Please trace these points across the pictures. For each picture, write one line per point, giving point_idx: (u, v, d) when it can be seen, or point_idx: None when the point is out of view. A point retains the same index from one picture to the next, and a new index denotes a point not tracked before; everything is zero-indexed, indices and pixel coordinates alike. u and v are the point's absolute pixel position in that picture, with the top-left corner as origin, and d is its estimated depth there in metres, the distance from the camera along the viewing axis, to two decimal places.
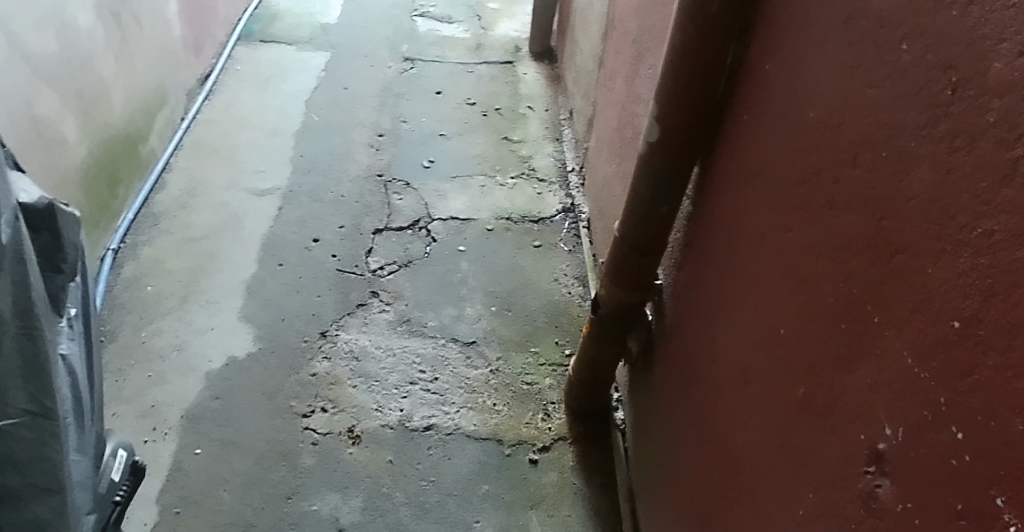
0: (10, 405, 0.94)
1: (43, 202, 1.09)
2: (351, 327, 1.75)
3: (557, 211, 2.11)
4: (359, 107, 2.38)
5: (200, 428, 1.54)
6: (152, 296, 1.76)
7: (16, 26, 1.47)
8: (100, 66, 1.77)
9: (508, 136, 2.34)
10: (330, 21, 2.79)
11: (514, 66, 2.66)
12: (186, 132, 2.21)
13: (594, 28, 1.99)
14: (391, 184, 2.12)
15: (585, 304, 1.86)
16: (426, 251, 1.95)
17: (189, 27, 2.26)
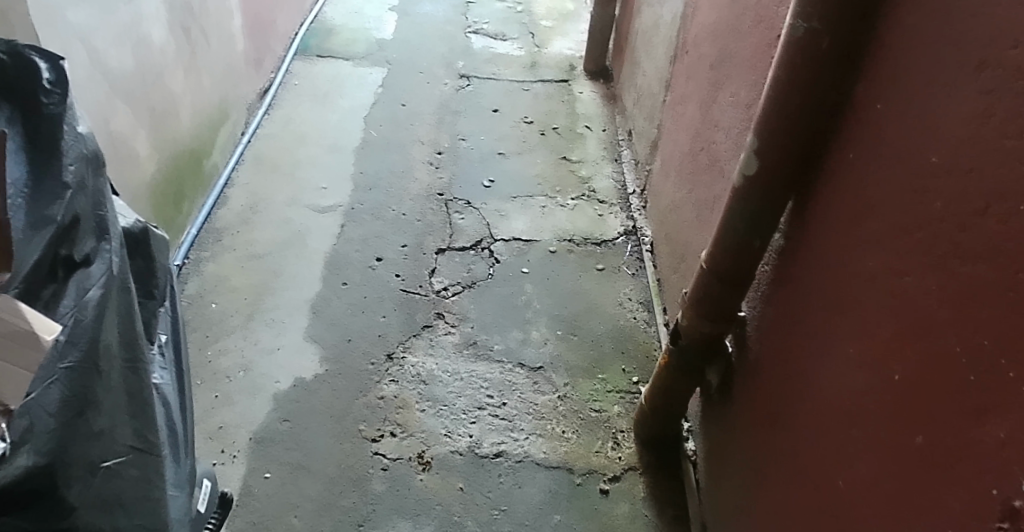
0: (118, 443, 0.87)
1: (138, 228, 1.08)
2: (417, 349, 1.74)
3: (618, 233, 2.11)
4: (418, 123, 2.40)
5: (268, 451, 1.52)
6: (218, 314, 1.75)
7: (98, 42, 1.46)
8: (170, 81, 1.76)
9: (567, 156, 2.35)
10: (384, 37, 2.81)
11: (569, 84, 2.66)
12: (246, 147, 2.22)
13: (660, 51, 1.97)
14: (452, 203, 2.14)
15: (651, 330, 1.86)
16: (489, 272, 1.96)
17: (251, 40, 2.27)
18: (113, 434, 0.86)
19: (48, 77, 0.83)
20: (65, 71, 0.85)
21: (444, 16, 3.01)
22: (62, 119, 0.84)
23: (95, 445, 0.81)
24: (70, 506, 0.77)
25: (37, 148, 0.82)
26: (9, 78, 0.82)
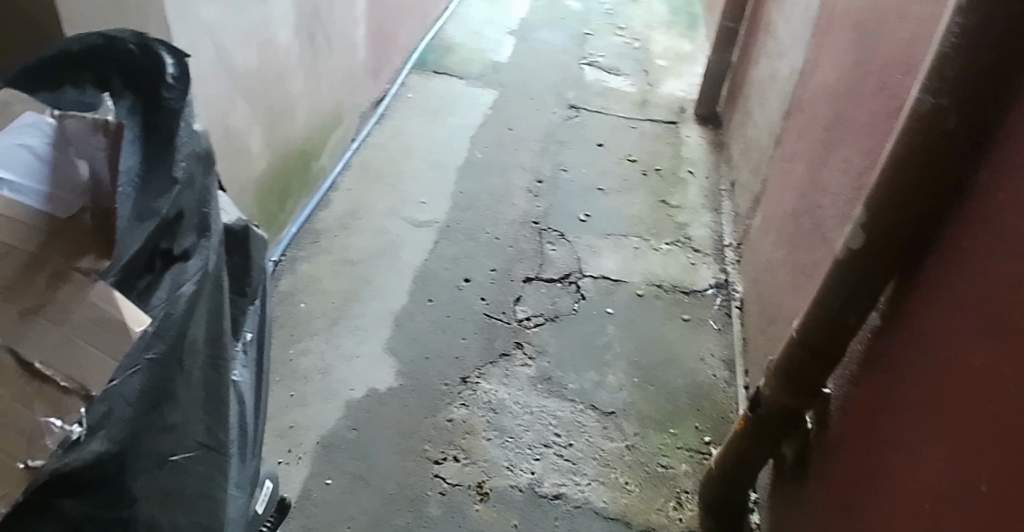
0: (189, 437, 0.79)
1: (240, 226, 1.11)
2: (492, 377, 1.75)
3: (709, 285, 2.05)
4: (522, 149, 2.42)
5: (333, 458, 1.55)
6: (305, 313, 1.82)
7: (226, 39, 1.54)
8: (290, 85, 1.86)
9: (666, 200, 2.31)
10: (501, 60, 2.86)
11: (677, 126, 2.62)
12: (354, 153, 2.31)
13: (774, 104, 1.91)
14: (546, 232, 2.14)
15: (730, 391, 1.79)
16: (573, 307, 1.94)
17: (372, 52, 2.36)
18: (185, 428, 0.78)
19: (171, 72, 0.79)
20: (189, 68, 0.81)
21: (560, 44, 3.03)
22: (181, 115, 0.78)
23: (166, 439, 0.75)
24: (131, 498, 0.71)
25: (151, 142, 0.75)
26: (134, 68, 0.80)
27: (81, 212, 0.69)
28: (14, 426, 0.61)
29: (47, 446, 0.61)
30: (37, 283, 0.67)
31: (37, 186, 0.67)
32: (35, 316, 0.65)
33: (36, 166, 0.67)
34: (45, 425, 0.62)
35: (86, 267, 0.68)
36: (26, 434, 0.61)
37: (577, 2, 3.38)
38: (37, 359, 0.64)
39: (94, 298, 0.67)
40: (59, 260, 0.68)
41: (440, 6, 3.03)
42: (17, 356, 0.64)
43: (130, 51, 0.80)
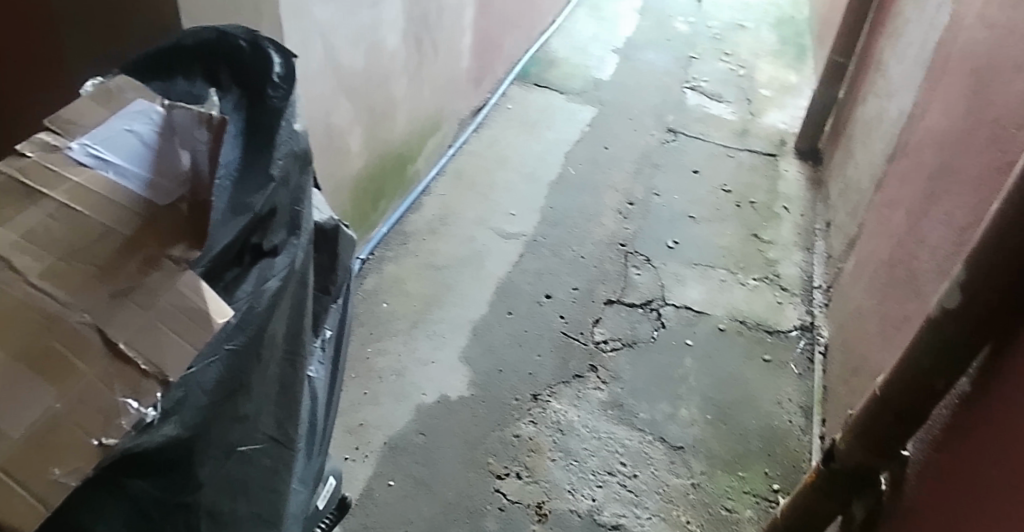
0: (259, 431, 0.82)
1: (329, 224, 1.06)
2: (563, 397, 1.75)
3: (794, 326, 1.98)
4: (616, 169, 2.42)
5: (398, 460, 1.59)
6: (386, 314, 1.88)
7: (335, 40, 1.58)
8: (392, 88, 1.90)
9: (757, 234, 2.25)
10: (603, 77, 2.86)
11: (776, 159, 2.54)
12: (450, 159, 2.37)
13: (878, 146, 1.82)
14: (632, 256, 2.13)
15: (806, 440, 1.72)
16: (652, 335, 1.92)
17: (476, 60, 2.42)
18: (257, 420, 0.81)
19: (278, 72, 0.86)
20: (293, 68, 0.87)
21: (664, 65, 2.99)
22: (283, 114, 0.83)
23: (236, 430, 0.76)
24: (195, 484, 0.72)
25: (253, 136, 0.80)
26: (244, 65, 0.87)
27: (178, 201, 0.68)
28: (92, 404, 0.59)
29: (123, 426, 0.59)
30: (128, 266, 0.66)
31: (138, 172, 0.71)
32: (124, 299, 0.64)
33: (139, 151, 0.71)
34: (122, 404, 0.60)
35: (177, 256, 0.66)
36: (104, 412, 0.59)
37: (684, 24, 3.28)
38: (122, 341, 0.62)
39: (182, 286, 0.66)
40: (152, 246, 0.67)
41: (547, 20, 3.03)
42: (101, 337, 0.62)
43: (241, 47, 0.88)
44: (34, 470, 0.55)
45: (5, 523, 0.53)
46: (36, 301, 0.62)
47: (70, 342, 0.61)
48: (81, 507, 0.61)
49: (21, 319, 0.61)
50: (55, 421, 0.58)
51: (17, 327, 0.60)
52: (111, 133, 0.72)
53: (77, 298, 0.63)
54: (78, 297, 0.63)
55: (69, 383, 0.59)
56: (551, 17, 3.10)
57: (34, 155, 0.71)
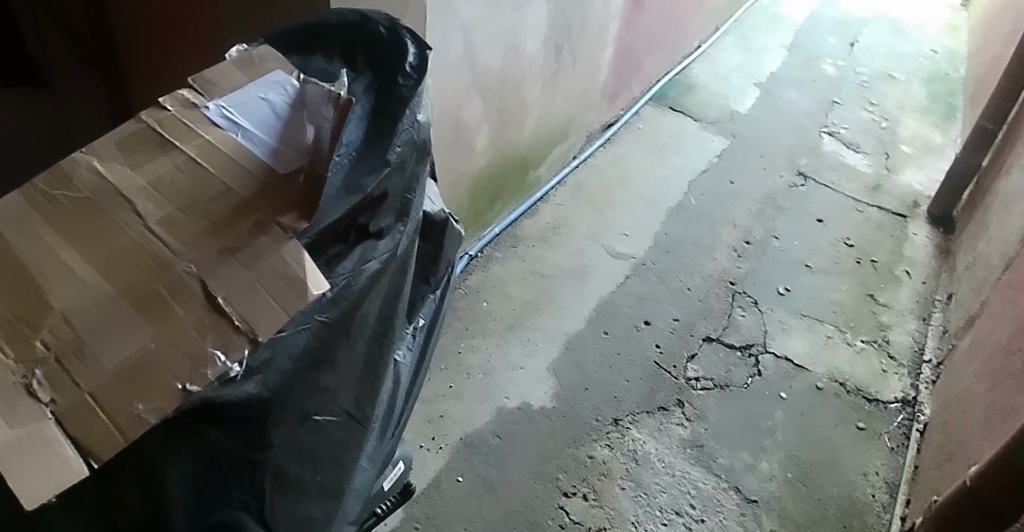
0: (337, 403, 0.74)
1: (440, 217, 0.90)
2: (644, 427, 1.55)
3: (894, 398, 1.70)
4: (737, 206, 2.12)
5: (471, 457, 1.45)
6: (485, 312, 1.70)
7: (476, 39, 1.33)
8: (525, 92, 1.62)
9: (873, 295, 1.94)
10: (741, 110, 2.49)
11: (904, 221, 2.21)
12: (572, 171, 2.10)
13: (1013, 224, 1.70)
14: (739, 295, 1.85)
15: (886, 521, 1.48)
16: (746, 381, 1.66)
17: (615, 75, 2.12)
18: (336, 392, 0.74)
19: (411, 60, 0.79)
20: (428, 59, 0.80)
21: (805, 107, 2.59)
22: (410, 103, 0.76)
23: (315, 398, 0.71)
24: (266, 443, 0.67)
25: (378, 121, 0.75)
26: (381, 51, 0.80)
27: (296, 172, 0.70)
28: (183, 350, 0.61)
29: (207, 376, 0.60)
30: (240, 226, 0.67)
31: (265, 139, 0.72)
32: (230, 256, 0.65)
33: (269, 119, 0.73)
34: (209, 355, 0.61)
35: (286, 224, 0.67)
36: (192, 359, 0.60)
37: (832, 66, 2.83)
38: (220, 296, 0.63)
39: (286, 253, 0.66)
40: (265, 211, 0.68)
41: (690, 44, 2.65)
42: (202, 288, 0.64)
43: (380, 33, 0.81)
44: (119, 402, 0.58)
45: (82, 442, 0.56)
46: (151, 245, 0.65)
47: (173, 289, 0.63)
48: (157, 446, 0.60)
49: (136, 259, 0.64)
50: (146, 358, 0.60)
51: (131, 267, 0.64)
52: (246, 99, 0.74)
53: (188, 249, 0.65)
54: (189, 249, 0.65)
55: (167, 326, 0.62)
56: (695, 41, 2.72)
57: (173, 109, 0.74)
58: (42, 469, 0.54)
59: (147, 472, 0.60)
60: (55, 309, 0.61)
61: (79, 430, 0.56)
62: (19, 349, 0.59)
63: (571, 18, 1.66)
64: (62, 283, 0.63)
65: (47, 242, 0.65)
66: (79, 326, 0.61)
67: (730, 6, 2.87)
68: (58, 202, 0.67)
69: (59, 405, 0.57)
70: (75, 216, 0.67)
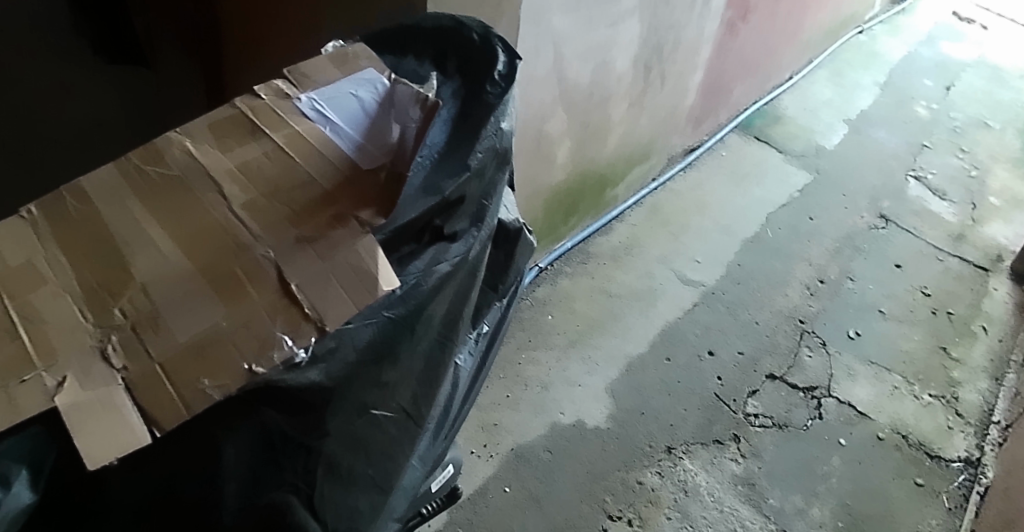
0: (394, 400, 0.75)
1: (514, 226, 0.90)
2: (696, 458, 1.40)
3: (959, 458, 1.50)
4: (814, 244, 1.88)
5: (520, 469, 1.34)
6: (549, 326, 1.57)
7: (567, 50, 1.18)
8: (613, 107, 1.41)
9: (946, 348, 1.71)
10: (829, 145, 2.24)
11: (986, 275, 1.94)
12: (649, 194, 1.93)
13: None
14: (807, 334, 1.65)
15: None
16: (807, 424, 1.48)
17: (704, 100, 1.90)
18: (395, 388, 0.75)
19: (500, 69, 0.79)
20: (517, 69, 0.80)
21: (893, 147, 2.31)
22: (495, 110, 0.77)
23: (375, 392, 0.72)
24: (322, 431, 0.68)
25: (462, 126, 0.76)
26: (472, 58, 0.81)
27: (378, 169, 0.71)
28: (252, 331, 0.62)
29: (273, 359, 0.61)
30: (320, 216, 0.68)
31: (351, 134, 0.73)
32: (307, 245, 0.66)
33: (357, 115, 0.75)
34: (278, 339, 0.62)
35: (364, 219, 0.68)
36: (261, 340, 0.62)
37: (925, 108, 2.54)
38: (294, 283, 0.65)
39: (360, 248, 0.67)
40: (345, 204, 0.69)
41: (782, 72, 2.42)
42: (277, 273, 0.65)
43: (472, 40, 0.82)
44: (186, 375, 0.60)
45: (147, 412, 0.58)
46: (232, 227, 0.67)
47: (249, 270, 0.65)
48: (219, 422, 0.61)
49: (216, 238, 0.66)
50: (218, 334, 0.62)
51: (211, 245, 0.66)
52: (337, 94, 0.76)
53: (268, 234, 0.67)
54: (269, 234, 0.67)
55: (240, 306, 0.63)
56: (787, 72, 2.49)
57: (267, 98, 0.76)
58: (108, 432, 0.56)
59: (207, 445, 0.61)
60: (135, 279, 0.64)
61: (146, 399, 0.59)
62: (98, 315, 0.62)
63: (670, 34, 1.43)
64: (143, 255, 0.65)
65: (135, 214, 0.68)
66: (156, 297, 0.63)
67: (825, 39, 2.63)
68: (149, 178, 0.70)
69: (131, 372, 0.60)
70: (163, 191, 0.69)
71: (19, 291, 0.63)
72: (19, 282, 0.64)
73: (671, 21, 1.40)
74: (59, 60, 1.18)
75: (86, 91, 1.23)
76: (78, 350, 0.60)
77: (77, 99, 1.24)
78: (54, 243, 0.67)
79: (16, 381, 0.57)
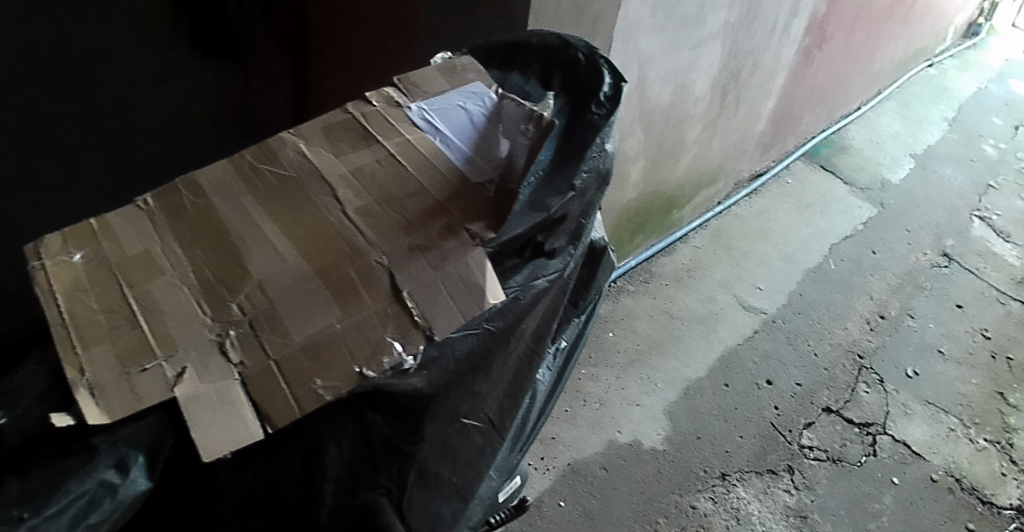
0: (483, 410, 0.76)
1: (600, 244, 0.90)
2: (750, 485, 1.39)
3: (1012, 506, 1.46)
4: (876, 278, 1.86)
5: (576, 484, 1.34)
6: (609, 343, 1.58)
7: (651, 72, 1.18)
8: (687, 131, 1.42)
9: (1004, 394, 1.67)
10: (895, 179, 2.21)
11: None
12: (715, 217, 1.93)
13: None
14: (865, 371, 1.63)
15: None
16: (860, 459, 1.47)
17: (774, 126, 1.89)
18: (484, 399, 0.76)
19: (606, 91, 0.79)
20: (622, 91, 0.80)
21: (959, 186, 2.26)
22: (601, 131, 0.77)
23: (467, 401, 0.73)
24: (418, 437, 0.69)
25: (568, 145, 0.76)
26: (577, 77, 0.81)
27: (486, 183, 0.72)
28: (363, 335, 0.63)
29: (383, 364, 0.63)
30: (431, 227, 0.69)
31: (460, 147, 0.75)
32: (419, 254, 0.67)
33: (466, 128, 0.76)
34: (388, 344, 0.63)
35: (475, 231, 0.69)
36: (371, 344, 0.63)
37: (993, 147, 2.49)
38: (406, 290, 0.65)
39: (469, 259, 0.68)
40: (455, 215, 0.70)
41: (851, 102, 2.40)
42: (390, 280, 0.66)
43: (578, 58, 0.82)
44: (300, 375, 0.61)
45: (261, 409, 0.59)
46: (346, 232, 0.68)
47: (363, 275, 0.66)
48: (326, 420, 0.63)
49: (331, 241, 0.67)
50: (331, 337, 0.63)
51: (325, 248, 0.67)
52: (446, 105, 0.77)
53: (382, 240, 0.68)
54: (383, 240, 0.68)
55: (353, 309, 0.64)
56: (857, 101, 2.46)
57: (378, 105, 0.77)
58: (224, 426, 0.57)
59: (310, 441, 0.63)
60: (252, 276, 0.65)
61: (259, 395, 0.60)
62: (216, 309, 0.63)
63: (749, 59, 1.43)
64: (259, 252, 0.67)
65: (251, 212, 0.69)
66: (272, 294, 0.64)
67: (895, 70, 2.60)
68: (264, 177, 0.72)
69: (247, 367, 0.61)
70: (279, 191, 0.71)
71: (137, 279, 0.65)
72: (135, 270, 0.65)
73: (751, 46, 1.40)
74: (155, 56, 1.17)
75: (175, 87, 1.23)
76: (197, 343, 0.61)
77: (167, 96, 1.23)
78: (169, 234, 0.68)
79: (137, 368, 0.59)
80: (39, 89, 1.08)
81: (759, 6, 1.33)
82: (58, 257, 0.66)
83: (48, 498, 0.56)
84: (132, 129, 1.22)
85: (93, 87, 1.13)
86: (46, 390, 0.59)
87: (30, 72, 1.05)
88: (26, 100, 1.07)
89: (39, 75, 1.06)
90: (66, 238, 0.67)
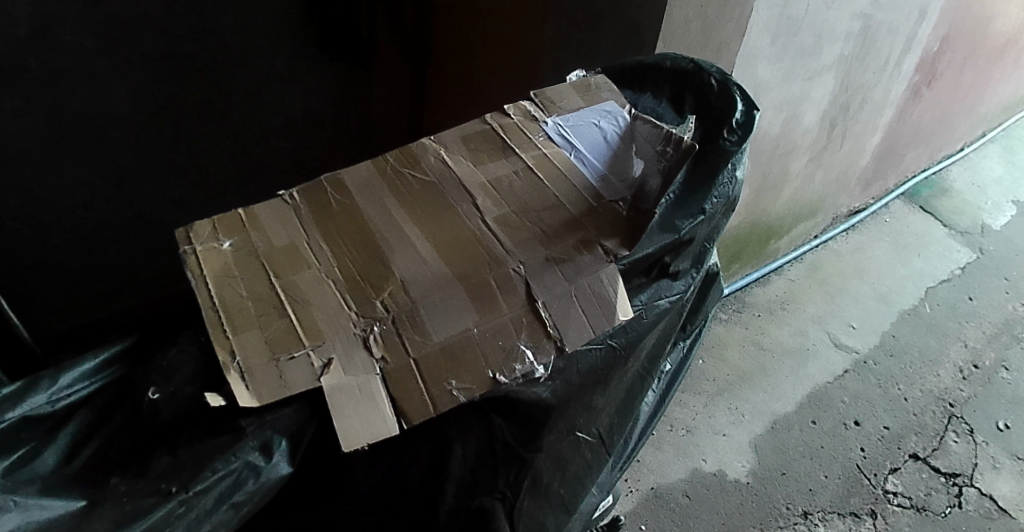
0: (594, 425, 0.75)
1: (714, 270, 0.90)
2: (832, 527, 1.36)
3: None
4: (973, 325, 1.80)
5: (658, 509, 1.34)
6: (698, 369, 1.57)
7: (764, 99, 1.18)
8: (793, 161, 1.41)
9: None
10: (996, 226, 2.14)
11: None
12: (811, 251, 1.90)
13: None
14: (955, 419, 1.58)
15: None
16: (946, 511, 1.42)
17: (877, 163, 1.86)
18: (597, 415, 0.75)
19: (737, 118, 0.79)
20: (754, 119, 0.79)
21: None
22: (732, 158, 0.77)
23: (584, 414, 0.73)
24: (537, 446, 0.69)
25: (698, 169, 0.76)
26: (710, 102, 0.82)
27: (619, 201, 0.73)
28: (499, 340, 0.65)
29: (515, 369, 0.64)
30: (567, 239, 0.70)
31: (595, 164, 0.76)
32: (555, 266, 0.68)
33: (600, 145, 0.77)
34: (520, 352, 0.65)
35: (609, 247, 0.69)
36: (505, 351, 0.64)
37: None
38: (541, 301, 0.67)
39: (602, 275, 0.68)
40: (591, 231, 0.71)
41: (955, 143, 2.33)
42: (526, 290, 0.67)
43: (710, 85, 0.82)
44: (437, 375, 0.62)
45: (398, 404, 0.61)
46: (486, 241, 0.70)
47: (500, 283, 0.67)
48: (454, 421, 0.65)
49: (470, 247, 0.69)
50: (468, 340, 0.64)
51: (465, 254, 0.69)
52: (581, 122, 0.79)
53: (519, 249, 0.69)
54: (521, 250, 0.69)
55: (491, 315, 0.66)
56: (960, 143, 2.39)
57: (516, 118, 0.80)
58: (363, 418, 0.59)
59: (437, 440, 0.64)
60: (395, 276, 0.67)
61: (397, 391, 0.61)
62: (361, 305, 0.65)
63: (859, 93, 1.41)
64: (402, 253, 0.69)
65: (394, 214, 0.72)
66: (414, 295, 0.66)
67: (1002, 113, 2.52)
68: (408, 182, 0.74)
69: (388, 363, 0.62)
70: (421, 197, 0.73)
71: (286, 270, 0.67)
72: (284, 261, 0.68)
73: (863, 80, 1.38)
74: (285, 54, 1.21)
75: (301, 89, 1.27)
76: (343, 337, 0.63)
77: (293, 97, 1.27)
78: (315, 230, 0.71)
79: (286, 355, 0.61)
80: (178, 81, 1.12)
81: (874, 40, 1.31)
82: (208, 244, 0.69)
83: (196, 475, 0.59)
84: (258, 126, 1.26)
85: (226, 82, 1.18)
86: (194, 370, 0.64)
87: (172, 63, 1.10)
88: (167, 91, 1.12)
89: (180, 69, 1.11)
90: (215, 225, 0.70)
